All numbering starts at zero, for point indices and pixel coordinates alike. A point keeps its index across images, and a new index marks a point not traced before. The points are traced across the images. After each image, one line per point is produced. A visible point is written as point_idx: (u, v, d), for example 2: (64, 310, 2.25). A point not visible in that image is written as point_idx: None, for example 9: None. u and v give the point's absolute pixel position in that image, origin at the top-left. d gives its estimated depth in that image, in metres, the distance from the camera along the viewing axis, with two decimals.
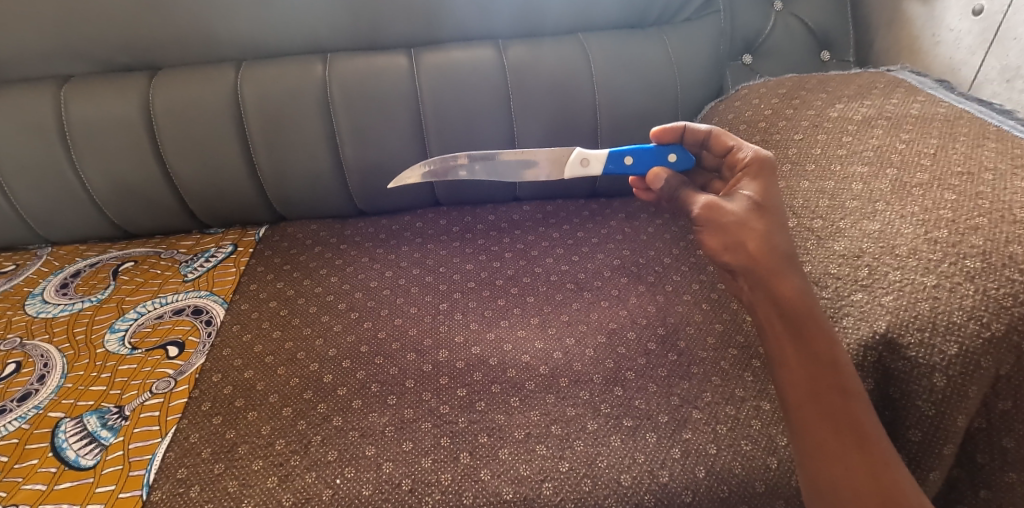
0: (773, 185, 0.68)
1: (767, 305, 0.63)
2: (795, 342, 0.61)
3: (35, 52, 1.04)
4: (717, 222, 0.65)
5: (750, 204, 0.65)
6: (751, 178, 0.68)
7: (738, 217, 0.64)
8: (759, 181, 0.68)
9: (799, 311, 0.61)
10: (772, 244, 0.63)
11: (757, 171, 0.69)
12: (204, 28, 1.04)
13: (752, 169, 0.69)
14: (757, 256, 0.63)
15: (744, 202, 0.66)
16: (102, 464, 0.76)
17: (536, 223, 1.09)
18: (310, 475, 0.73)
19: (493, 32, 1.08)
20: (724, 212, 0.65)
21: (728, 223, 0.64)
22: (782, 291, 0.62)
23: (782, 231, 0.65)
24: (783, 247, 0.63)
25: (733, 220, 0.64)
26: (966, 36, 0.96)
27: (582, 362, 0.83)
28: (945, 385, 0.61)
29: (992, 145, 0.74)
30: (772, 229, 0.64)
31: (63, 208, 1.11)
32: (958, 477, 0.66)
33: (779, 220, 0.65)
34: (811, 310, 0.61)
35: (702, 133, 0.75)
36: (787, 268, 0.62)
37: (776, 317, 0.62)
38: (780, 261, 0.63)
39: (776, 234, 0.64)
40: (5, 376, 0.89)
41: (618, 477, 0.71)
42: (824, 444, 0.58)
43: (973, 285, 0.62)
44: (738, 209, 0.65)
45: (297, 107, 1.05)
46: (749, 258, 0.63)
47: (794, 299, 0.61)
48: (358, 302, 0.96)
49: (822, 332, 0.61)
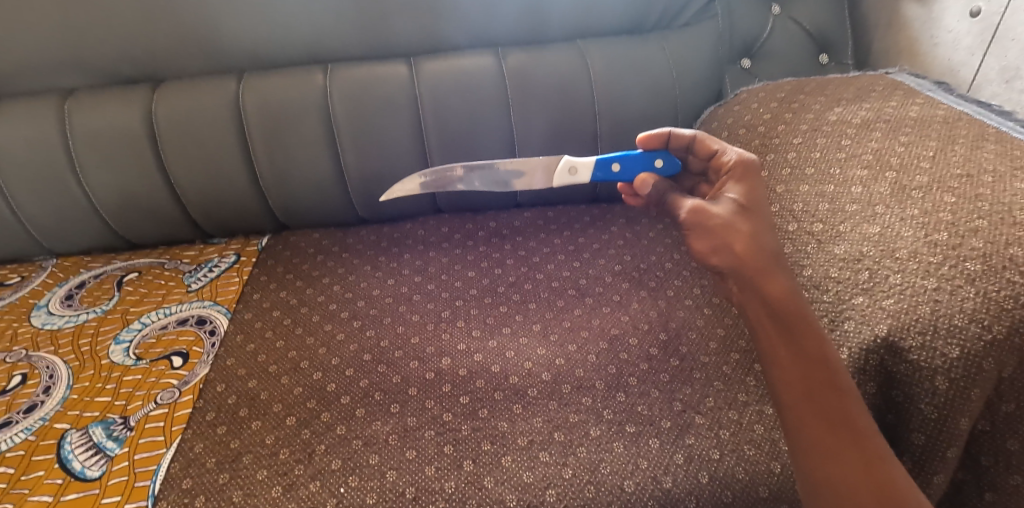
0: (759, 186, 0.69)
1: (757, 305, 0.63)
2: (786, 340, 0.61)
3: (39, 65, 1.05)
4: (704, 226, 0.66)
5: (735, 206, 0.66)
6: (735, 181, 0.69)
7: (724, 219, 0.65)
8: (745, 182, 0.69)
9: (788, 310, 0.61)
10: (760, 245, 0.64)
11: (742, 174, 0.69)
12: (206, 40, 1.05)
13: (736, 172, 0.70)
14: (745, 257, 0.63)
15: (730, 204, 0.67)
16: (108, 475, 0.76)
17: (538, 230, 1.10)
18: (314, 484, 0.74)
19: (492, 39, 1.08)
20: (710, 215, 0.66)
21: (714, 225, 0.65)
22: (772, 290, 0.62)
23: (769, 232, 0.65)
24: (770, 248, 0.64)
25: (718, 222, 0.65)
26: (965, 38, 0.97)
27: (585, 368, 0.83)
28: (947, 387, 0.61)
29: (991, 146, 0.74)
30: (759, 229, 0.65)
31: (67, 220, 1.12)
32: (962, 480, 0.66)
33: (765, 221, 0.66)
34: (800, 308, 0.61)
35: (686, 138, 0.76)
36: (775, 268, 0.63)
37: (766, 317, 0.62)
38: (768, 261, 0.63)
39: (763, 235, 0.65)
40: (11, 388, 0.90)
41: (622, 483, 0.71)
42: (820, 441, 0.57)
43: (974, 288, 0.62)
44: (723, 211, 0.66)
45: (298, 117, 1.06)
46: (738, 259, 0.63)
47: (784, 298, 0.62)
48: (360, 310, 0.96)
49: (812, 330, 0.61)
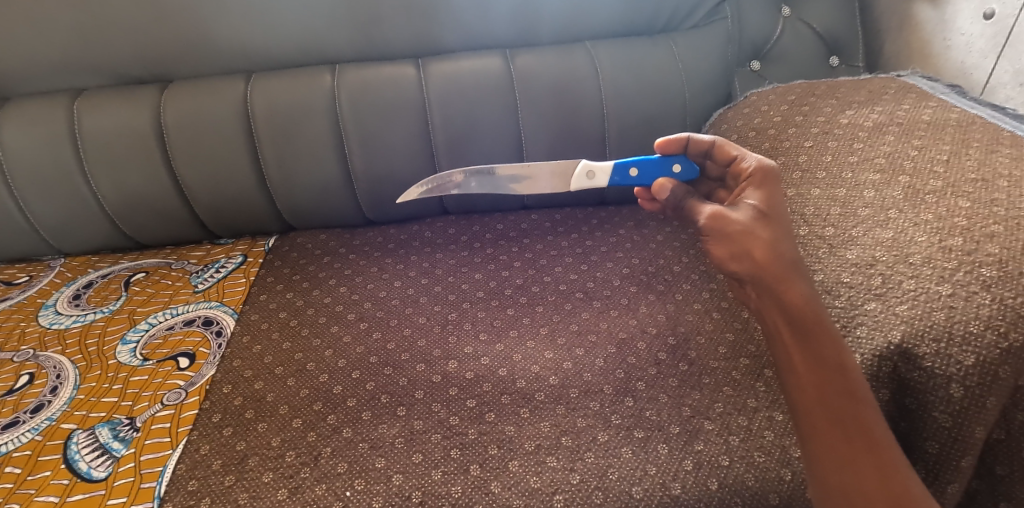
0: (778, 193, 0.68)
1: (775, 312, 0.63)
2: (803, 347, 0.61)
3: (49, 66, 1.06)
4: (723, 232, 0.65)
5: (756, 213, 0.65)
6: (755, 187, 0.68)
7: (744, 225, 0.64)
8: (764, 189, 0.68)
9: (807, 318, 0.61)
10: (779, 252, 0.63)
11: (762, 180, 0.68)
12: (215, 40, 1.05)
13: (755, 179, 0.69)
14: (764, 264, 0.63)
15: (749, 210, 0.66)
16: (114, 476, 0.76)
17: (545, 232, 1.09)
18: (320, 487, 0.73)
19: (501, 41, 1.08)
20: (730, 220, 0.65)
21: (734, 232, 0.64)
22: (790, 297, 0.62)
23: (788, 239, 0.64)
24: (789, 255, 0.63)
25: (738, 228, 0.64)
26: (978, 40, 0.96)
27: (593, 372, 0.82)
28: (962, 395, 0.60)
29: (1006, 150, 0.73)
30: (779, 237, 0.64)
31: (75, 220, 1.12)
32: (977, 489, 0.65)
33: (784, 228, 0.65)
34: (818, 316, 0.61)
35: (705, 143, 0.75)
36: (794, 275, 0.62)
37: (784, 324, 0.62)
38: (787, 268, 0.63)
39: (781, 242, 0.64)
40: (18, 387, 0.90)
41: (630, 489, 0.70)
42: (834, 449, 0.58)
43: (990, 294, 0.61)
44: (743, 217, 0.65)
45: (306, 118, 1.05)
46: (757, 266, 0.63)
47: (802, 306, 0.61)
48: (367, 312, 0.96)
49: (830, 338, 0.61)
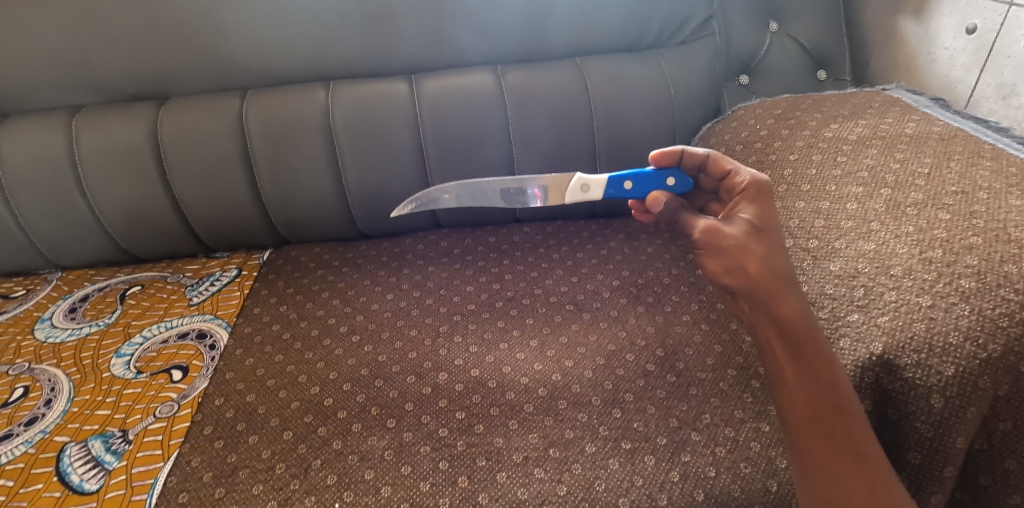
0: (772, 208, 0.69)
1: (768, 326, 0.64)
2: (796, 362, 0.63)
3: (48, 84, 1.07)
4: (717, 247, 0.66)
5: (749, 227, 0.66)
6: (748, 201, 0.69)
7: (738, 240, 0.65)
8: (758, 204, 0.68)
9: (799, 331, 0.63)
10: (771, 267, 0.64)
11: (755, 195, 0.69)
12: (210, 56, 1.06)
13: (750, 193, 0.69)
14: (758, 278, 0.64)
15: (743, 224, 0.67)
16: (105, 489, 0.76)
17: (537, 245, 1.10)
18: (308, 499, 0.74)
19: (492, 58, 1.10)
20: (723, 235, 0.66)
21: (728, 247, 0.65)
22: (783, 312, 0.63)
23: (782, 253, 0.66)
24: (782, 269, 0.65)
25: (732, 243, 0.65)
26: (961, 54, 0.98)
27: (581, 384, 0.83)
28: (943, 405, 0.61)
29: (986, 163, 0.74)
30: (773, 252, 0.65)
31: (73, 235, 1.13)
32: (961, 500, 0.65)
33: (778, 242, 0.66)
34: (810, 331, 0.63)
35: (700, 156, 0.75)
36: (787, 290, 0.64)
37: (776, 338, 0.64)
38: (780, 282, 0.64)
39: (775, 256, 0.65)
40: (13, 400, 0.90)
41: (617, 500, 0.71)
42: (826, 464, 0.59)
43: (968, 306, 0.61)
44: (737, 232, 0.66)
45: (299, 132, 1.07)
46: (751, 281, 0.64)
47: (795, 320, 0.63)
48: (359, 324, 0.97)
49: (821, 352, 0.63)
